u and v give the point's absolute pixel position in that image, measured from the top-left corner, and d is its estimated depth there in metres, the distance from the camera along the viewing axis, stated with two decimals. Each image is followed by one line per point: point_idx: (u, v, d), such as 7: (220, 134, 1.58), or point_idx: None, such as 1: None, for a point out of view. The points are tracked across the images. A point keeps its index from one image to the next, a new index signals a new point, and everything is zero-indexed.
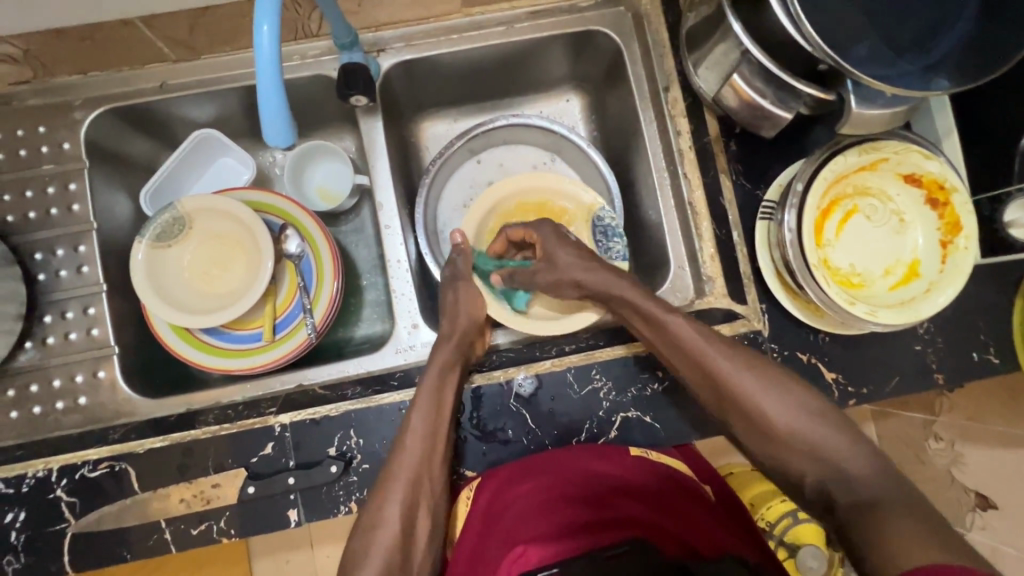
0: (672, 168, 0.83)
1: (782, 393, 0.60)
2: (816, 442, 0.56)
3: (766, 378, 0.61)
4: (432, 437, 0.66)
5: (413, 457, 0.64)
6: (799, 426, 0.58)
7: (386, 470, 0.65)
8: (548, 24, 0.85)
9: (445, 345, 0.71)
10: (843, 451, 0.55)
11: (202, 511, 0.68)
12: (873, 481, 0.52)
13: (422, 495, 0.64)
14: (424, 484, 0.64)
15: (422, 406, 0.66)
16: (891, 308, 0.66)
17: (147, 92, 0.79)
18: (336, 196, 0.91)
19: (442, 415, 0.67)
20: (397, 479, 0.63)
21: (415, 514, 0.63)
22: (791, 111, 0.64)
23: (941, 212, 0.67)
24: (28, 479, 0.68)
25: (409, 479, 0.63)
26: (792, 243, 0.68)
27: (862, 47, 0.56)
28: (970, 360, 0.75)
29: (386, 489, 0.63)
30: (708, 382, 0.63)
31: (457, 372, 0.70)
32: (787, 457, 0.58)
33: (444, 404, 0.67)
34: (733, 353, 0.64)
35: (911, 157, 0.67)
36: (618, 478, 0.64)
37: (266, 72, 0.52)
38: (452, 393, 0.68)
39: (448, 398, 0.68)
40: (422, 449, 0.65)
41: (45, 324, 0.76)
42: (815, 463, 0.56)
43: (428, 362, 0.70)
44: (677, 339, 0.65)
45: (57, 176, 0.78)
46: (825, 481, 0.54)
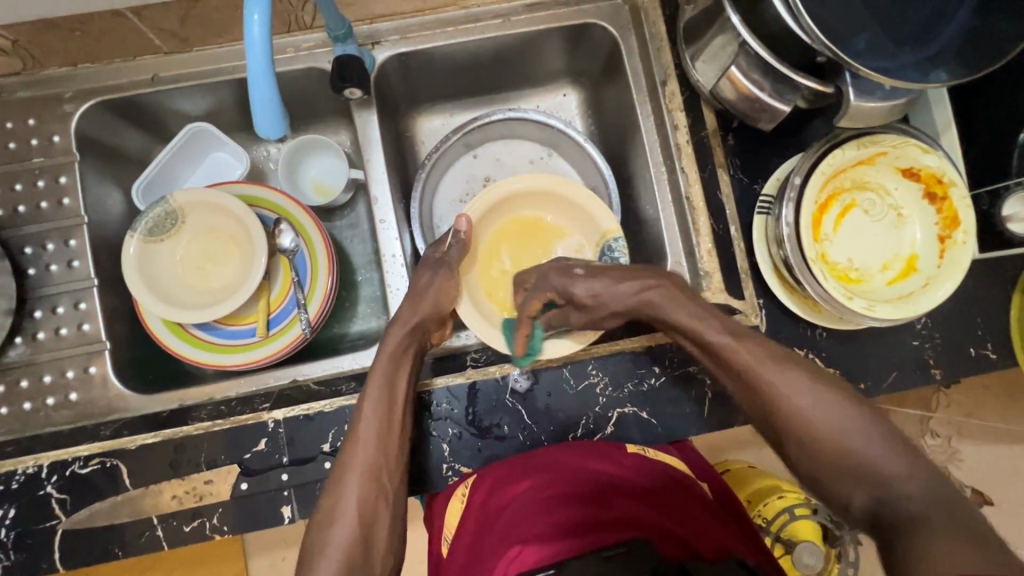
0: (669, 163, 0.82)
1: (833, 405, 0.56)
2: (869, 458, 0.52)
3: (818, 393, 0.57)
4: (386, 427, 0.64)
5: (372, 446, 0.64)
6: (847, 442, 0.54)
7: (341, 462, 0.64)
8: (544, 16, 0.84)
9: (398, 329, 0.70)
10: (897, 470, 0.51)
11: (194, 507, 0.67)
12: (919, 499, 0.48)
13: (382, 487, 0.63)
14: (383, 477, 0.63)
15: (372, 396, 0.66)
16: (888, 304, 0.65)
17: (138, 85, 0.78)
18: (330, 189, 0.91)
19: (395, 403, 0.66)
20: (354, 471, 0.62)
21: (376, 507, 0.61)
22: (787, 104, 0.63)
23: (939, 207, 0.67)
24: (18, 475, 0.67)
25: (365, 471, 0.62)
26: (789, 238, 0.68)
27: (860, 40, 0.55)
28: (967, 355, 0.75)
29: (341, 482, 0.62)
30: (757, 401, 0.60)
31: (410, 355, 0.70)
32: (833, 476, 0.54)
33: (397, 390, 0.67)
34: (786, 367, 0.60)
35: (909, 150, 0.66)
36: (614, 477, 0.64)
37: (257, 62, 0.51)
38: (405, 378, 0.68)
39: (401, 384, 0.67)
40: (376, 436, 0.64)
41: (36, 319, 0.75)
42: (863, 483, 0.52)
43: (378, 353, 0.69)
44: (727, 355, 0.63)
45: (47, 170, 0.77)
46: (876, 500, 0.50)
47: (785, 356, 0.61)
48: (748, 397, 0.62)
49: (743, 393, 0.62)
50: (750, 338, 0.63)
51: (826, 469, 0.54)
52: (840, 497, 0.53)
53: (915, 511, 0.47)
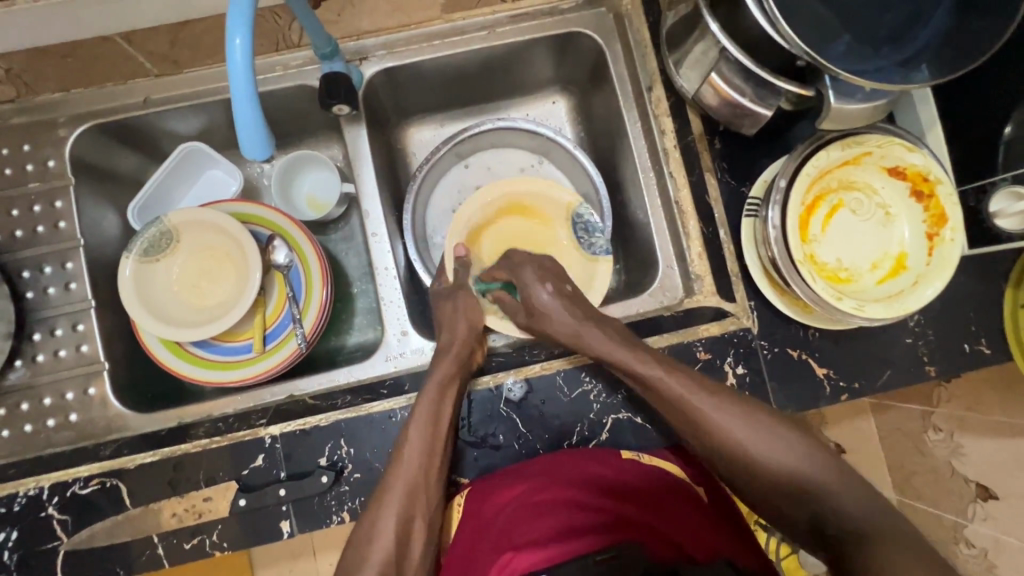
0: (658, 168, 0.83)
1: (769, 434, 0.59)
2: (811, 479, 0.56)
3: (753, 423, 0.60)
4: (430, 446, 0.65)
5: (415, 464, 0.64)
6: (790, 471, 0.57)
7: (383, 480, 0.64)
8: (530, 27, 0.85)
9: (444, 357, 0.70)
10: (835, 488, 0.55)
11: (194, 525, 0.67)
12: (868, 518, 0.52)
13: (419, 507, 0.63)
14: (421, 494, 0.63)
15: (420, 414, 0.66)
16: (878, 303, 0.65)
17: (130, 108, 0.79)
18: (324, 205, 0.92)
19: (439, 422, 0.66)
20: (394, 493, 0.62)
21: (413, 522, 0.61)
22: (770, 108, 0.64)
23: (926, 205, 0.67)
24: (20, 497, 0.68)
25: (407, 487, 0.63)
26: (777, 241, 0.68)
27: (839, 45, 0.56)
28: (961, 351, 0.75)
29: (381, 504, 0.62)
30: (692, 431, 0.62)
31: (456, 382, 0.69)
32: (783, 504, 0.57)
33: (442, 415, 0.67)
34: (718, 398, 0.62)
35: (894, 150, 0.67)
36: (608, 480, 0.65)
37: (240, 85, 0.51)
38: (451, 404, 0.67)
39: (446, 409, 0.67)
40: (419, 460, 0.64)
41: (35, 342, 0.76)
42: (806, 508, 0.55)
43: (428, 372, 0.70)
44: (657, 388, 0.64)
45: (42, 195, 0.78)
46: (821, 521, 0.54)
47: (712, 386, 0.63)
48: (684, 427, 0.63)
49: (678, 423, 0.63)
50: (677, 369, 0.65)
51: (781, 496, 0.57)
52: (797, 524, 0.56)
53: (859, 528, 0.51)
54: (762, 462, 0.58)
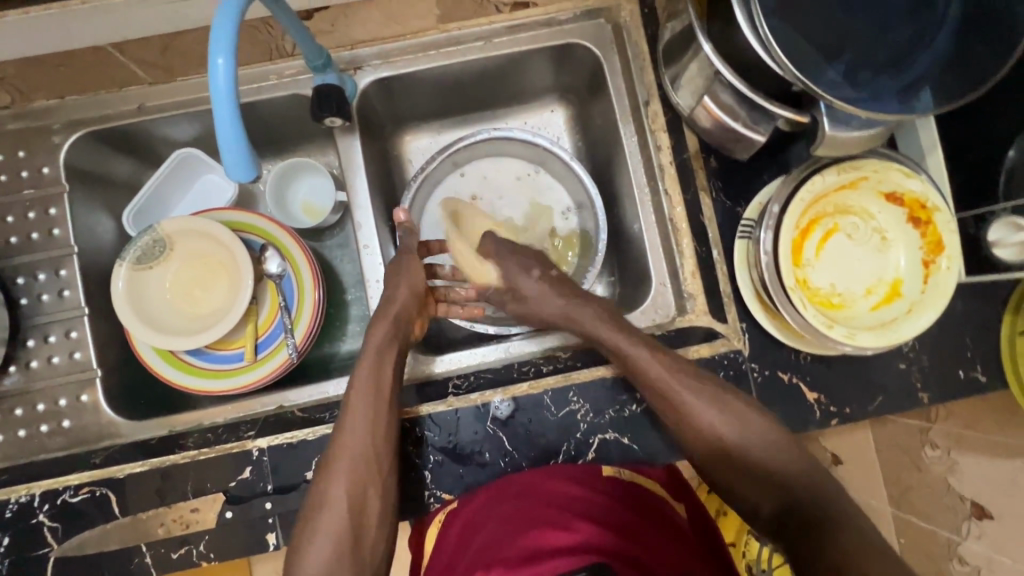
0: (653, 184, 0.82)
1: (730, 412, 0.66)
2: (756, 451, 0.65)
3: (721, 407, 0.66)
4: (370, 416, 0.66)
5: (359, 433, 0.65)
6: (752, 452, 0.65)
7: (328, 455, 0.66)
8: (527, 37, 0.84)
9: (380, 325, 0.73)
10: (789, 468, 0.64)
11: (181, 535, 0.68)
12: (815, 488, 0.61)
13: (372, 475, 0.65)
14: (369, 465, 0.65)
15: (358, 384, 0.68)
16: (870, 331, 0.65)
17: (124, 116, 0.79)
18: (320, 211, 0.93)
19: (381, 391, 0.68)
20: (342, 461, 0.65)
21: (365, 492, 0.64)
22: (763, 133, 0.62)
23: (924, 231, 0.66)
24: (12, 504, 0.69)
25: (353, 457, 0.65)
26: (768, 267, 0.67)
27: (834, 72, 0.54)
28: (956, 378, 0.74)
29: (331, 471, 0.65)
30: (670, 412, 0.67)
31: (394, 350, 0.72)
32: (741, 484, 0.65)
33: (383, 381, 0.69)
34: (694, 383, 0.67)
35: (892, 175, 0.65)
36: (580, 501, 0.65)
37: (222, 106, 0.51)
38: (390, 369, 0.70)
39: (387, 376, 0.69)
40: (364, 426, 0.66)
41: (29, 348, 0.77)
42: (766, 491, 0.63)
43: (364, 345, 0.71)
44: (644, 372, 0.67)
45: (37, 201, 0.78)
46: (784, 503, 0.62)
47: (684, 369, 0.69)
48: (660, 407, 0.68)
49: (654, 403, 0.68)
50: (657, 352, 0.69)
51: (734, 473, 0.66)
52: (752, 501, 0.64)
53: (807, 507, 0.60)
54: (728, 437, 0.65)
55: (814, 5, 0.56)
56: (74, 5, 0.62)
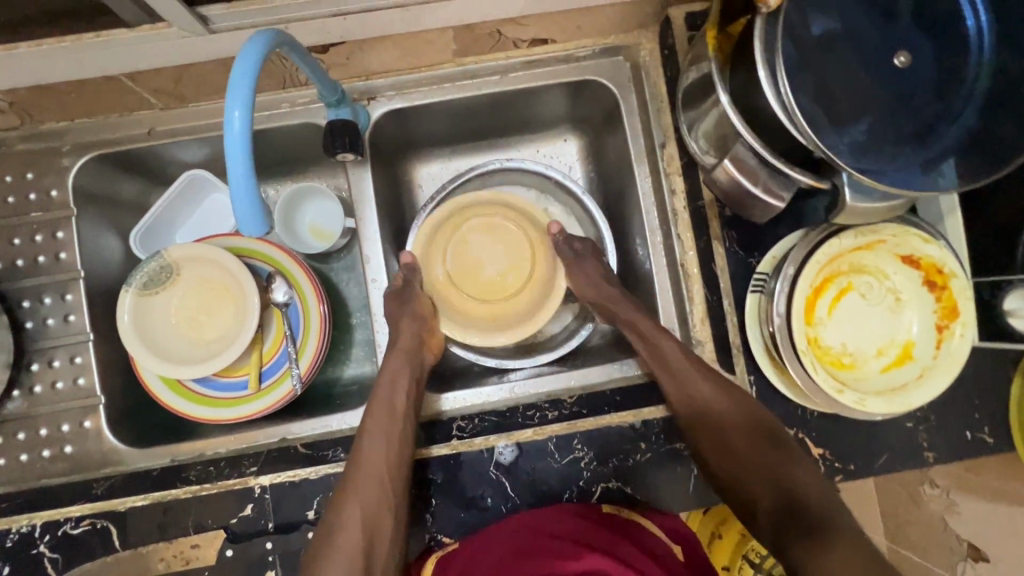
0: (665, 228, 0.81)
1: (735, 413, 0.68)
2: (762, 451, 0.65)
3: (727, 407, 0.68)
4: (386, 439, 0.67)
5: (375, 456, 0.66)
6: (757, 450, 0.66)
7: (345, 477, 0.66)
8: (544, 72, 0.82)
9: (394, 354, 0.74)
10: (793, 469, 0.63)
11: (182, 570, 0.69)
12: (820, 493, 0.60)
13: (386, 500, 0.64)
14: (384, 490, 0.65)
15: (374, 408, 0.69)
16: (881, 396, 0.64)
17: (134, 140, 0.78)
18: (328, 235, 0.91)
19: (396, 418, 0.69)
20: (357, 482, 0.65)
21: (378, 515, 0.63)
22: (782, 199, 0.61)
23: (938, 295, 0.66)
24: (13, 533, 0.69)
25: (368, 480, 0.65)
26: (780, 327, 0.67)
27: (841, 138, 0.54)
28: (962, 439, 0.73)
29: (347, 492, 0.65)
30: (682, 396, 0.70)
31: (410, 376, 0.73)
32: (749, 480, 0.64)
33: (397, 409, 0.70)
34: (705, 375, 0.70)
35: (910, 240, 0.65)
36: (587, 534, 0.65)
37: (237, 159, 0.50)
38: (404, 397, 0.71)
39: (401, 404, 0.70)
40: (382, 450, 0.67)
41: (33, 373, 0.77)
42: (774, 489, 0.62)
43: (381, 368, 0.73)
44: (660, 350, 0.72)
45: (45, 224, 0.77)
46: (787, 503, 0.60)
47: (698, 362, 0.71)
48: (672, 389, 0.71)
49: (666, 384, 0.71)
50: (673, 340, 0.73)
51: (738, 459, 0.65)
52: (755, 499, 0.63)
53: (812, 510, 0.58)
54: (733, 434, 0.67)
55: (838, 74, 0.55)
56: (87, 38, 0.61)
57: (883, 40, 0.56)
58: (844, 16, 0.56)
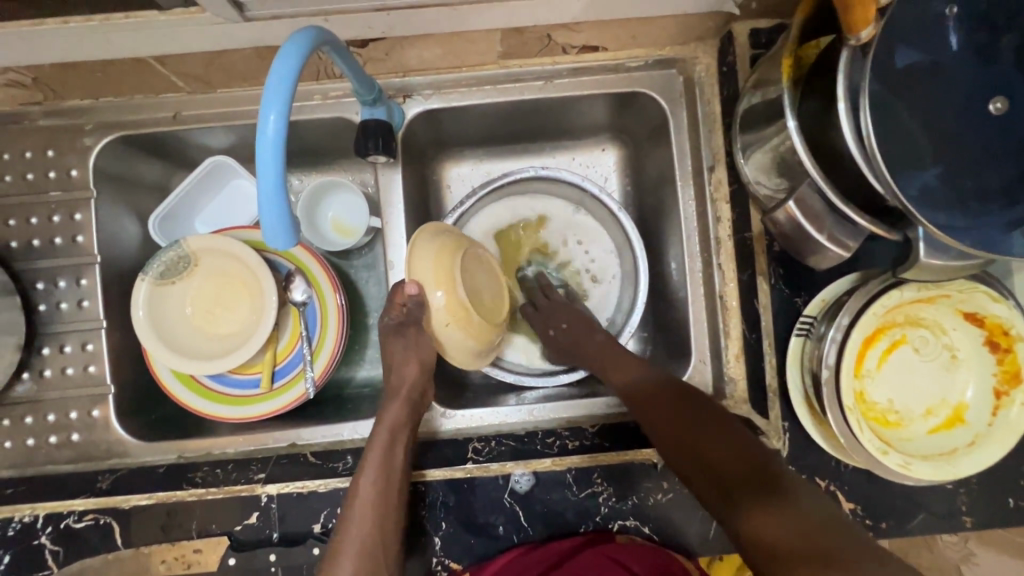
0: (706, 255, 0.77)
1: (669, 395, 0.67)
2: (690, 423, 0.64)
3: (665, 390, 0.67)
4: (380, 506, 0.62)
5: (367, 523, 0.60)
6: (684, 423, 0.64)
7: (333, 544, 0.60)
8: (590, 81, 0.78)
9: (393, 402, 0.67)
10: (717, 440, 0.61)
11: (182, 574, 0.67)
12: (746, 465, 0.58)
13: (379, 569, 0.59)
14: (380, 558, 0.60)
15: (368, 467, 0.63)
16: (927, 460, 0.60)
17: (160, 123, 0.75)
18: (351, 231, 0.88)
19: (392, 478, 0.63)
20: (345, 552, 0.59)
21: None
22: (849, 249, 0.56)
23: (1000, 358, 0.61)
24: (15, 522, 0.67)
25: (359, 550, 0.59)
26: (827, 379, 0.62)
27: (915, 185, 0.49)
28: (1004, 506, 0.69)
29: (334, 561, 0.59)
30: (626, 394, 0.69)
31: (407, 431, 0.67)
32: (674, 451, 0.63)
33: (393, 466, 0.64)
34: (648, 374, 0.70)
35: (976, 296, 0.60)
36: None
37: (268, 166, 0.46)
38: (402, 452, 0.65)
39: (398, 459, 0.64)
40: (372, 517, 0.61)
41: (43, 356, 0.75)
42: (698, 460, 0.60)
43: (378, 422, 0.67)
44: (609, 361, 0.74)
45: (63, 205, 0.75)
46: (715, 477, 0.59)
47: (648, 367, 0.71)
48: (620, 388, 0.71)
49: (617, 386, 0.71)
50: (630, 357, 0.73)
51: (714, 460, 0.59)
52: (679, 464, 0.62)
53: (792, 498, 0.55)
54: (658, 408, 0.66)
55: (924, 114, 0.51)
56: (115, 18, 0.57)
57: (976, 81, 0.51)
58: (935, 51, 0.51)
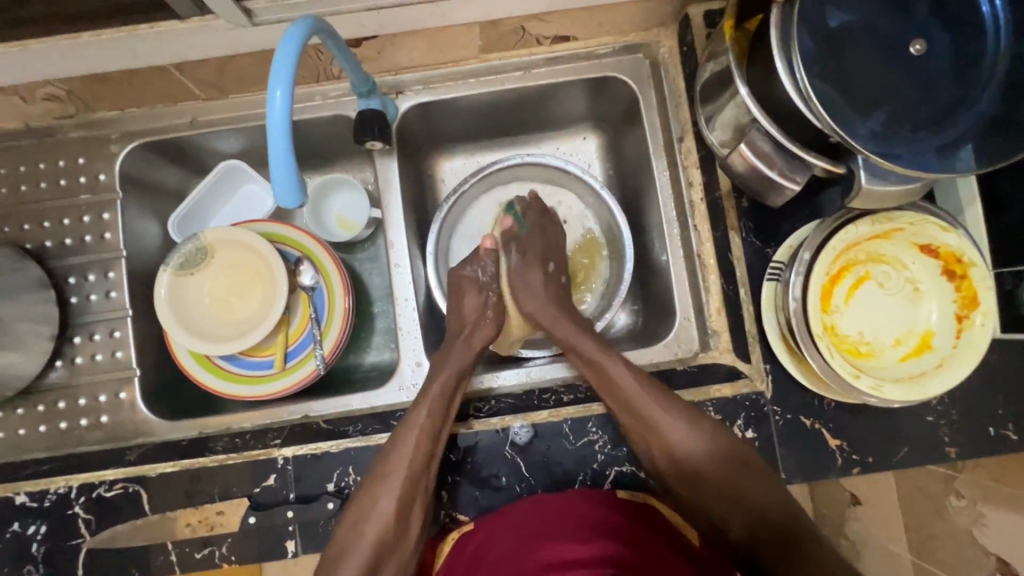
0: (682, 220, 0.83)
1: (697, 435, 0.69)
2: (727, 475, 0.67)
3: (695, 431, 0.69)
4: (433, 436, 0.69)
5: (420, 449, 0.68)
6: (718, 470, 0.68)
7: (384, 464, 0.68)
8: (565, 70, 0.86)
9: (463, 351, 0.77)
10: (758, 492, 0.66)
11: (206, 536, 0.71)
12: (783, 506, 0.65)
13: (419, 491, 0.68)
14: (421, 482, 0.68)
15: (428, 400, 0.71)
16: (898, 383, 0.64)
17: (178, 129, 0.83)
18: (354, 225, 0.94)
19: (446, 416, 0.71)
20: (395, 472, 0.67)
21: (411, 502, 0.67)
22: (798, 182, 0.62)
23: (958, 285, 0.66)
24: (50, 494, 0.72)
25: (406, 474, 0.67)
26: (795, 312, 0.67)
27: (851, 119, 0.55)
28: (986, 436, 0.72)
29: (385, 478, 0.67)
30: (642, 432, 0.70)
31: (462, 380, 0.74)
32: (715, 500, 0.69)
33: (450, 405, 0.72)
34: (672, 408, 0.70)
35: (927, 228, 0.65)
36: (593, 519, 0.66)
37: (276, 134, 0.53)
38: (459, 395, 0.73)
39: (455, 399, 0.73)
40: (422, 450, 0.68)
41: (75, 345, 0.81)
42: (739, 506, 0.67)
43: (442, 362, 0.75)
44: (614, 382, 0.72)
45: (92, 206, 0.83)
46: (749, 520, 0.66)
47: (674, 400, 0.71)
48: (631, 426, 0.70)
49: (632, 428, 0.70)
50: (641, 377, 0.72)
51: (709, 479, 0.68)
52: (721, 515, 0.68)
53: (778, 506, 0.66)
54: (684, 448, 0.69)
55: (856, 60, 0.57)
56: (143, 28, 0.66)
57: (899, 29, 0.57)
58: (857, 6, 0.58)
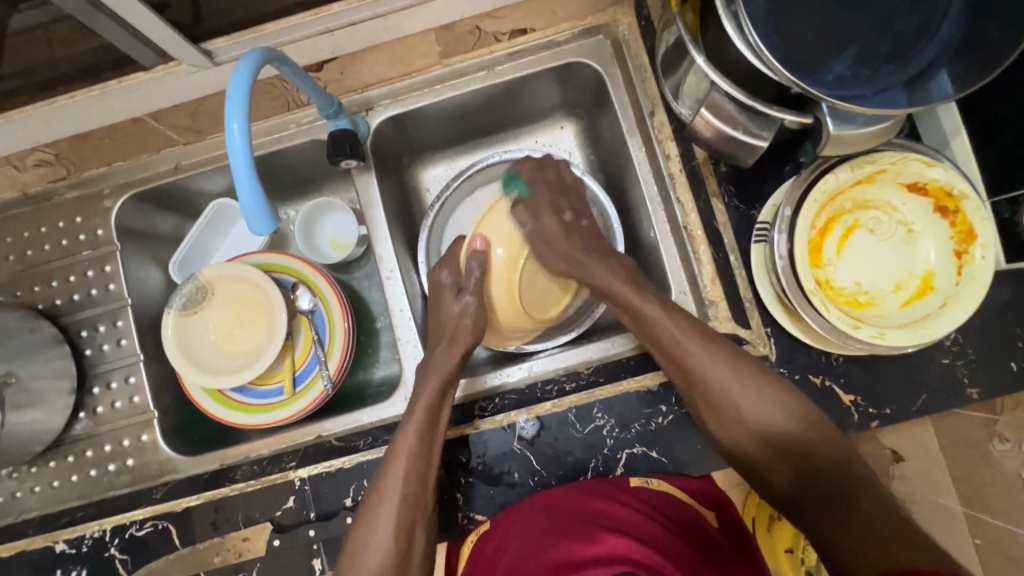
0: (664, 194, 0.81)
1: (753, 389, 0.67)
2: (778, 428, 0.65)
3: (749, 381, 0.67)
4: (424, 458, 0.69)
5: (412, 473, 0.68)
6: (769, 418, 0.66)
7: (380, 489, 0.68)
8: (528, 62, 0.85)
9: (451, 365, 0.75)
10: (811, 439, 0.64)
11: (236, 563, 0.74)
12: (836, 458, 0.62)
13: (419, 513, 0.68)
14: (420, 506, 0.68)
15: (415, 422, 0.71)
16: (901, 329, 0.62)
17: (165, 175, 0.85)
18: (345, 245, 0.95)
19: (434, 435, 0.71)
20: (391, 494, 0.67)
21: (412, 524, 0.67)
22: (766, 139, 0.62)
23: (952, 220, 0.63)
24: (87, 539, 0.77)
25: (402, 498, 0.67)
26: (784, 269, 0.66)
27: (809, 67, 0.54)
28: (1008, 371, 0.69)
29: (380, 507, 0.67)
30: (689, 379, 0.68)
31: (448, 397, 0.74)
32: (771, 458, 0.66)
33: (439, 424, 0.72)
34: (716, 352, 0.68)
35: (911, 166, 0.63)
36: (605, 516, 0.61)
37: (240, 166, 0.54)
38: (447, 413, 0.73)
39: (443, 418, 0.72)
40: (417, 473, 0.68)
41: (95, 395, 0.84)
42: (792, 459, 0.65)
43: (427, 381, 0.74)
44: (654, 328, 0.70)
45: (94, 261, 0.86)
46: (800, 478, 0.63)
47: (718, 344, 0.69)
48: (682, 376, 0.69)
49: (675, 372, 0.69)
50: (679, 318, 0.70)
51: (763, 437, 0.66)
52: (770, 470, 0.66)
53: (825, 479, 0.62)
54: (741, 404, 0.66)
55: (807, 5, 0.56)
56: (113, 85, 0.70)
57: None
58: None
